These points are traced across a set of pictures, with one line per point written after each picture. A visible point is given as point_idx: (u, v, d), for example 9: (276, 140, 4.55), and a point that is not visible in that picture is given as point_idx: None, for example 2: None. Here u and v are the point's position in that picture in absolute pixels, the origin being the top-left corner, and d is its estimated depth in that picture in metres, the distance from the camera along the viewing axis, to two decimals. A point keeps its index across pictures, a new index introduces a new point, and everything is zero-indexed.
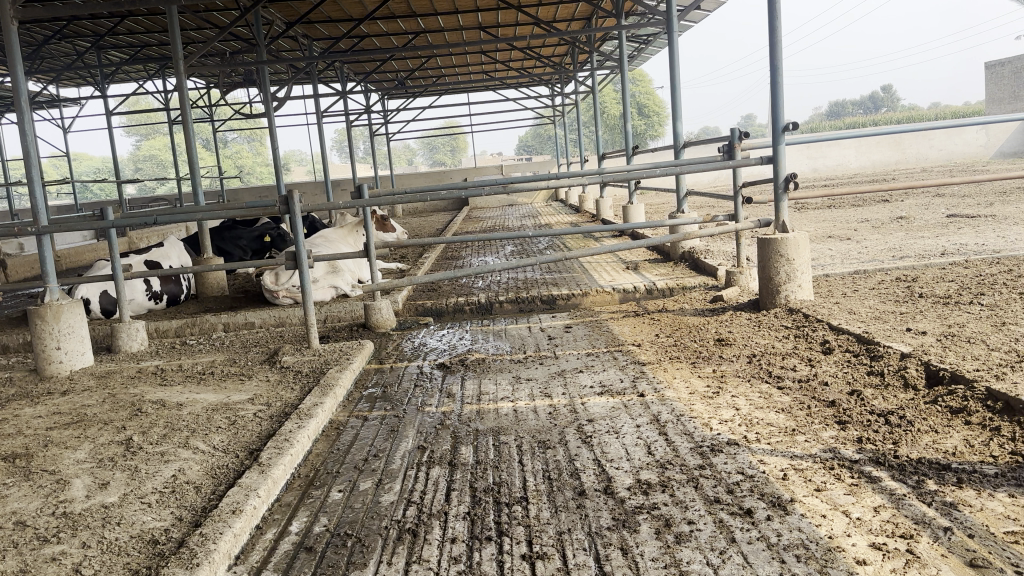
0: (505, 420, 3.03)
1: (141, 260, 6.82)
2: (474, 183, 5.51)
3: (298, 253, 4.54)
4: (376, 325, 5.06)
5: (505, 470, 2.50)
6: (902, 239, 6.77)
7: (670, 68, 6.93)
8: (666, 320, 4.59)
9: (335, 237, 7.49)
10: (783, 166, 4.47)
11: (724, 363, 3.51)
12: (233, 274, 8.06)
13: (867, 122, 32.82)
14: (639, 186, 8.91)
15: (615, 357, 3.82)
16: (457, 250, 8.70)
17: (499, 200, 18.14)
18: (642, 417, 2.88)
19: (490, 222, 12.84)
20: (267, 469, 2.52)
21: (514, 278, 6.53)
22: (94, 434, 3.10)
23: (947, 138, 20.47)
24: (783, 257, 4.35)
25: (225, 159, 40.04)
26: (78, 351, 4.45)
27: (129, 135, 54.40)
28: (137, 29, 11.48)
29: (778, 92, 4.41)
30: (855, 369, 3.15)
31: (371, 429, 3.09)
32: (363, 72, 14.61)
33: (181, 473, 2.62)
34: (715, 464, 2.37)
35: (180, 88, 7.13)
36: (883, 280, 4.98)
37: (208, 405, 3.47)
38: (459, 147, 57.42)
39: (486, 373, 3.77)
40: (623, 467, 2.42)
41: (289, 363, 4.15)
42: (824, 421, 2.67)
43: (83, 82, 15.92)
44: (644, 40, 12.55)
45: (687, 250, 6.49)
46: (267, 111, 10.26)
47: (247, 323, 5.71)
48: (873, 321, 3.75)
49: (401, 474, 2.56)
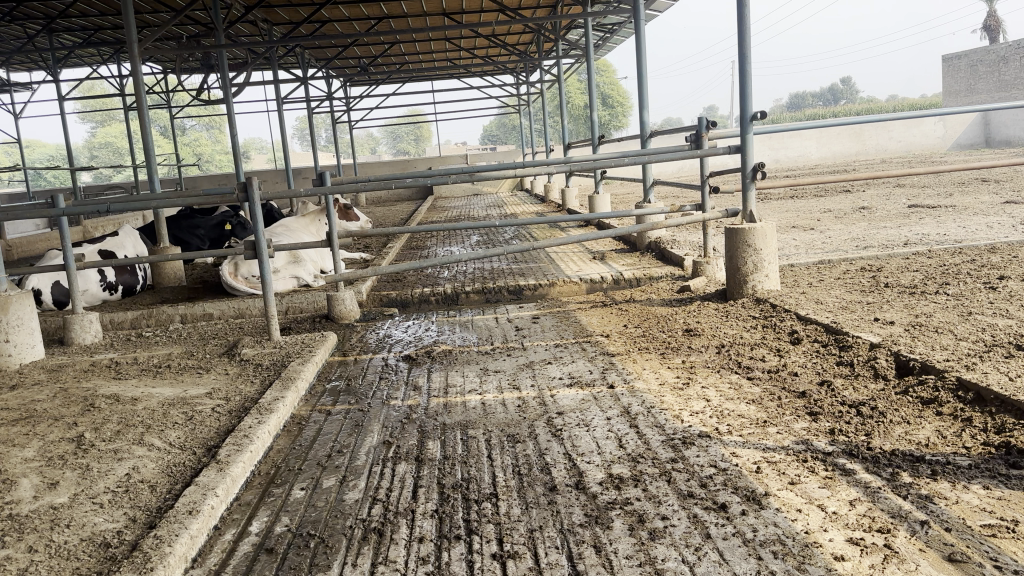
0: (473, 413, 2.96)
1: (95, 249, 6.61)
2: (440, 172, 5.41)
3: (257, 242, 4.41)
4: (340, 316, 4.95)
5: (474, 465, 2.43)
6: (865, 229, 6.83)
7: (637, 56, 6.89)
8: (634, 310, 4.55)
9: (296, 226, 7.34)
10: (751, 155, 4.44)
11: (693, 354, 3.48)
12: (192, 264, 7.88)
13: (828, 114, 33.26)
14: (605, 176, 8.88)
15: (583, 348, 3.78)
16: (422, 239, 8.59)
17: (463, 190, 18.02)
18: (612, 409, 2.83)
19: (455, 212, 12.73)
20: (226, 467, 2.43)
21: (480, 268, 6.45)
22: (43, 431, 2.96)
23: (906, 129, 20.84)
24: (750, 247, 4.33)
25: (184, 146, 39.28)
26: (28, 344, 4.29)
27: (83, 121, 53.11)
28: (90, 11, 11.15)
29: (746, 82, 4.38)
30: (825, 359, 3.13)
31: (334, 424, 3.00)
32: (325, 57, 14.38)
33: (135, 471, 2.51)
34: (688, 457, 2.33)
35: (135, 73, 6.90)
36: (848, 270, 5.00)
37: (164, 400, 3.34)
38: (423, 136, 57.04)
39: (452, 365, 3.69)
40: (595, 461, 2.37)
41: (249, 356, 4.03)
42: (795, 412, 2.64)
43: (34, 66, 15.45)
44: (609, 29, 12.51)
45: (654, 240, 6.48)
46: (226, 98, 10.01)
47: (206, 315, 5.56)
48: (841, 311, 3.75)
49: (366, 471, 2.48)
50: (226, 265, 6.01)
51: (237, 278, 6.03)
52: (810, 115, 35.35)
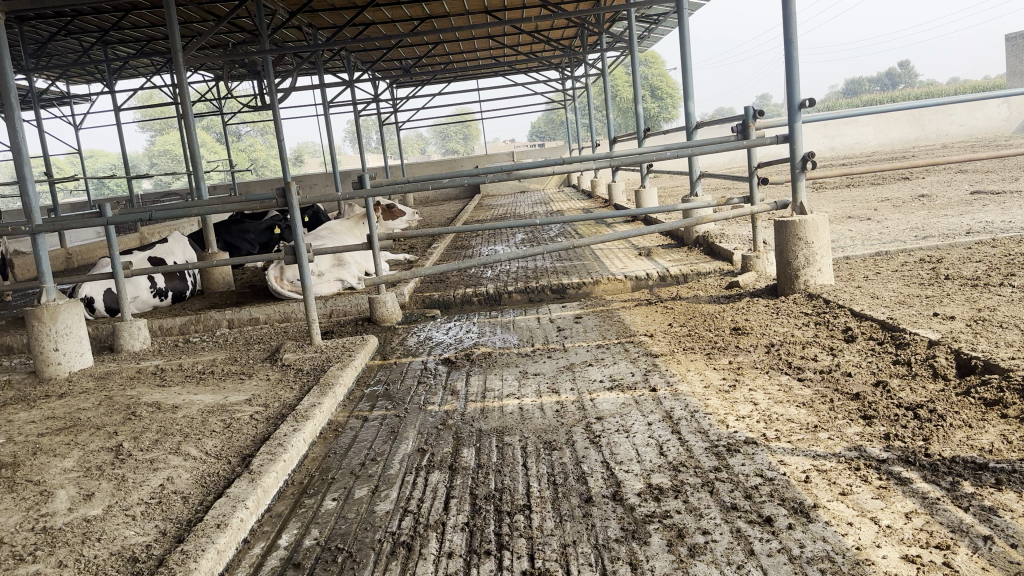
0: (510, 418, 2.89)
1: (145, 256, 6.71)
2: (480, 170, 5.33)
3: (297, 247, 4.40)
4: (381, 319, 4.93)
5: (508, 475, 2.35)
6: (924, 218, 6.55)
7: (680, 47, 6.72)
8: (680, 308, 4.42)
9: (341, 229, 7.35)
10: (800, 145, 4.26)
11: (741, 354, 3.34)
12: (241, 268, 7.97)
13: (886, 99, 32.27)
14: (652, 169, 8.71)
15: (626, 349, 3.67)
16: (467, 239, 8.55)
17: (510, 187, 17.97)
18: (654, 414, 2.73)
19: (501, 210, 12.67)
20: (258, 477, 2.39)
21: (523, 267, 6.38)
22: (85, 441, 2.98)
23: (968, 112, 20.07)
24: (801, 241, 4.16)
25: (238, 152, 40.11)
26: (77, 352, 4.35)
27: (144, 130, 54.63)
28: (142, 23, 11.39)
29: (793, 69, 4.21)
30: (880, 358, 2.97)
31: (370, 430, 2.96)
32: (370, 60, 14.47)
33: (169, 482, 2.50)
34: (732, 466, 2.22)
35: (180, 81, 6.99)
36: (906, 262, 4.78)
37: (203, 407, 3.34)
38: (471, 136, 57.16)
39: (491, 368, 3.62)
40: (634, 470, 2.27)
41: (291, 361, 4.02)
42: (847, 416, 2.50)
43: (91, 78, 15.89)
44: (654, 20, 12.30)
45: (702, 234, 6.32)
46: (272, 103, 10.10)
47: (252, 319, 5.59)
48: (898, 306, 3.57)
49: (399, 480, 2.42)
50: (272, 269, 6.04)
51: (282, 282, 6.05)
52: (867, 101, 34.37)
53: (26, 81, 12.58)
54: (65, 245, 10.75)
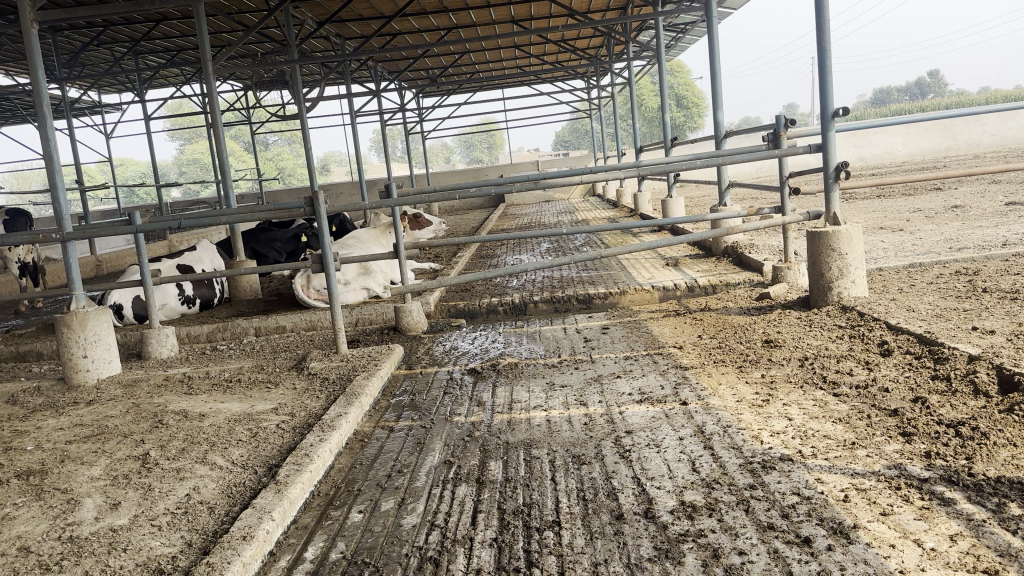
0: (538, 431, 2.84)
1: (174, 264, 6.76)
2: (507, 179, 5.30)
3: (324, 255, 4.40)
4: (407, 328, 4.91)
5: (537, 489, 2.31)
6: (958, 229, 6.43)
7: (710, 55, 6.66)
8: (710, 319, 4.35)
9: (367, 238, 7.35)
10: (833, 154, 4.20)
11: (773, 367, 3.28)
12: (267, 276, 8.01)
13: (914, 109, 31.86)
14: (679, 179, 8.64)
15: (655, 361, 3.61)
16: (493, 248, 8.53)
17: (535, 197, 17.95)
18: (685, 428, 2.67)
19: (526, 219, 12.65)
20: (284, 488, 2.37)
21: (549, 277, 6.34)
22: (112, 449, 2.99)
23: (1000, 122, 19.70)
24: (835, 252, 4.09)
25: (265, 161, 40.53)
26: (105, 360, 4.37)
27: (173, 139, 55.39)
28: (172, 33, 11.53)
29: (826, 77, 4.15)
30: (918, 373, 2.89)
31: (396, 441, 2.93)
32: (397, 70, 14.54)
33: (196, 492, 2.48)
34: (767, 484, 2.16)
35: (210, 91, 7.04)
36: (942, 274, 4.68)
37: (230, 416, 3.33)
38: (496, 145, 57.30)
39: (518, 379, 3.58)
40: (665, 486, 2.22)
41: (317, 370, 4.01)
42: (885, 433, 2.43)
43: (122, 88, 16.09)
44: (682, 29, 12.24)
45: (730, 245, 6.25)
46: (300, 112, 10.16)
47: (279, 327, 5.60)
48: (936, 319, 3.48)
49: (425, 493, 2.39)
50: (299, 277, 6.05)
51: (309, 290, 6.06)
52: (894, 110, 34.03)
53: (59, 91, 12.77)
54: (95, 252, 10.87)
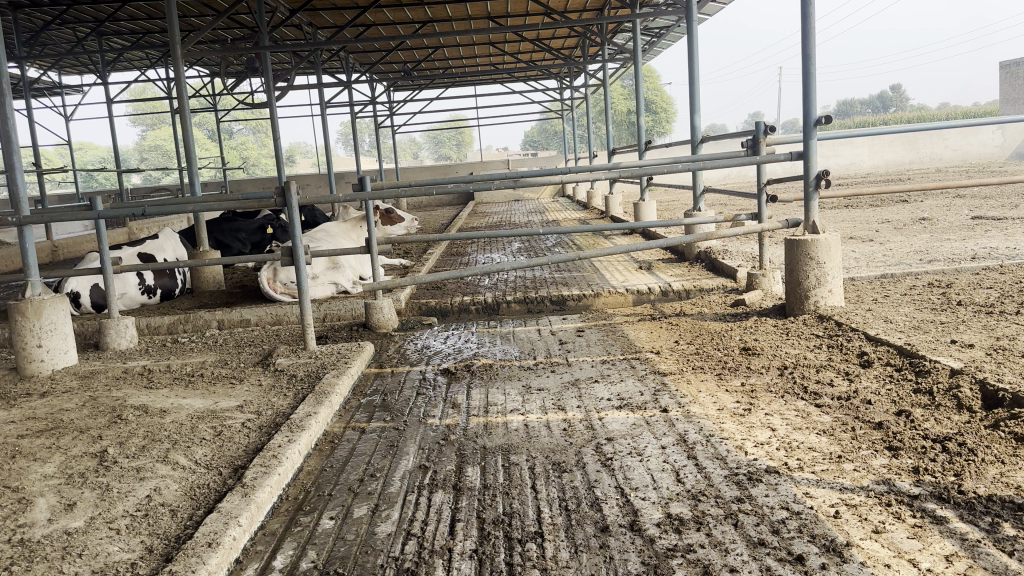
0: (515, 436, 2.76)
1: (135, 252, 6.54)
2: (484, 176, 5.20)
3: (294, 248, 4.25)
4: (377, 325, 4.80)
5: (517, 498, 2.23)
6: (926, 241, 6.49)
7: (688, 59, 6.64)
8: (685, 325, 4.31)
9: (336, 232, 7.20)
10: (815, 162, 4.17)
11: (753, 375, 3.24)
12: (231, 267, 7.82)
13: (878, 121, 32.44)
14: (652, 183, 8.61)
15: (632, 366, 3.55)
16: (463, 245, 8.44)
17: (505, 196, 17.88)
18: (667, 436, 2.61)
19: (497, 218, 12.57)
20: (251, 492, 2.26)
21: (522, 277, 6.26)
22: (67, 445, 2.84)
23: (962, 137, 20.16)
24: (813, 260, 4.07)
25: (229, 150, 39.93)
26: (61, 349, 4.19)
27: (134, 123, 54.32)
28: (139, 14, 11.23)
29: (810, 84, 4.13)
30: (900, 386, 2.87)
31: (368, 443, 2.83)
32: (369, 62, 14.36)
33: (157, 494, 2.36)
34: (755, 497, 2.11)
35: (177, 75, 6.83)
36: (915, 285, 4.70)
37: (192, 413, 3.19)
38: (465, 142, 57.11)
39: (493, 381, 3.50)
40: (651, 497, 2.15)
41: (284, 366, 3.89)
42: (872, 446, 2.39)
43: (85, 69, 15.67)
44: (657, 33, 12.25)
45: (704, 250, 6.24)
46: (269, 101, 9.93)
47: (243, 320, 5.44)
48: (914, 331, 3.47)
49: (400, 500, 2.29)
50: (265, 270, 5.89)
51: (275, 283, 5.90)
52: (858, 122, 34.62)
53: (17, 69, 12.36)
54: (52, 237, 10.54)
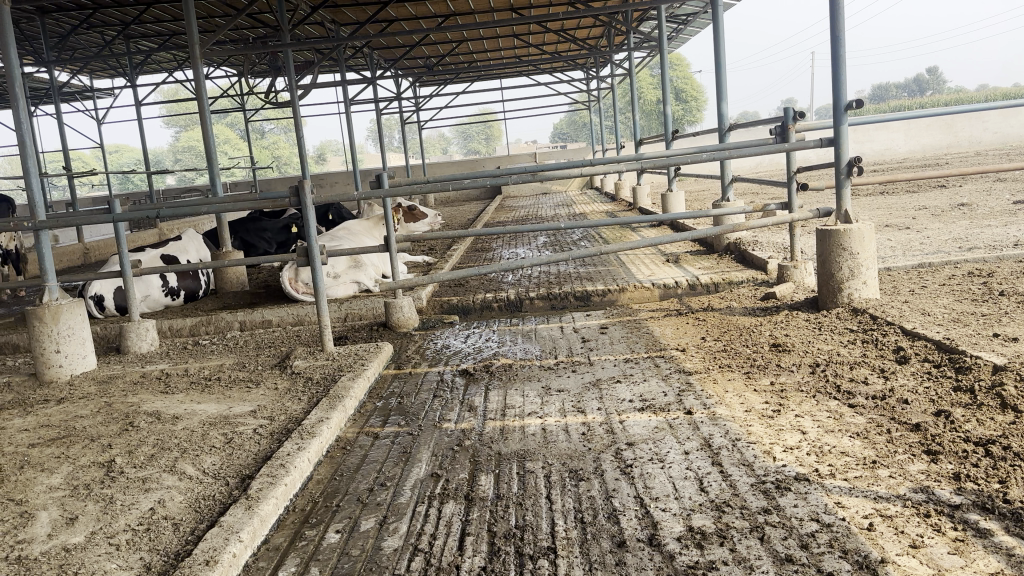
0: (532, 441, 2.65)
1: (157, 254, 6.54)
2: (504, 170, 5.08)
3: (309, 247, 4.18)
4: (398, 324, 4.72)
5: (531, 510, 2.12)
6: (966, 228, 6.25)
7: (714, 45, 6.46)
8: (713, 320, 4.16)
9: (359, 230, 7.14)
10: (846, 149, 4.00)
11: (783, 374, 3.09)
12: (256, 268, 7.81)
13: (913, 105, 31.70)
14: (680, 174, 8.42)
15: (656, 365, 3.42)
16: (488, 241, 8.33)
17: (532, 189, 17.77)
18: (691, 440, 2.49)
19: (523, 212, 12.44)
20: (255, 504, 2.18)
21: (546, 272, 6.14)
22: (76, 454, 2.79)
23: (1002, 119, 19.57)
24: (846, 251, 3.90)
25: (259, 149, 40.22)
26: (79, 355, 4.17)
27: (168, 125, 55.09)
28: (164, 16, 11.29)
29: (840, 67, 3.95)
30: (939, 384, 2.70)
31: (381, 450, 2.73)
32: (393, 57, 14.32)
33: (160, 506, 2.29)
34: (783, 508, 1.98)
35: (197, 76, 6.80)
36: (954, 275, 4.50)
37: (205, 419, 3.13)
38: (493, 137, 57.01)
39: (512, 382, 3.39)
40: (671, 509, 2.03)
41: (301, 369, 3.81)
42: (909, 450, 2.25)
43: (114, 72, 15.82)
44: (683, 19, 12.02)
45: (733, 242, 6.07)
46: (292, 99, 9.90)
47: (264, 322, 5.39)
48: (953, 324, 3.29)
49: (409, 512, 2.19)
50: (287, 270, 5.84)
51: (296, 283, 5.84)
52: (894, 106, 33.81)
53: (47, 74, 12.51)
54: (82, 240, 10.65)
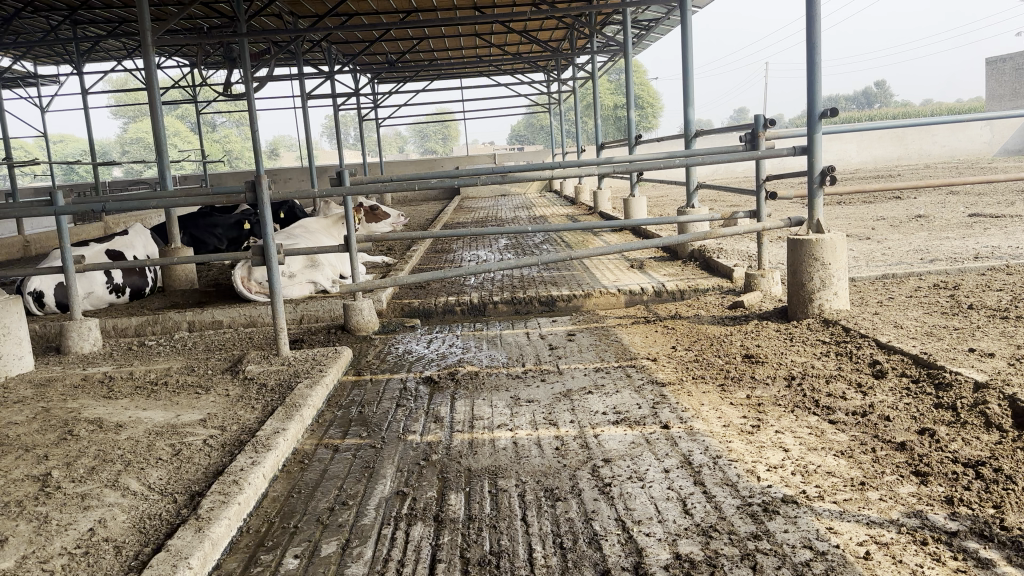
0: (503, 456, 2.51)
1: (102, 249, 6.24)
2: (470, 170, 4.93)
3: (266, 246, 3.98)
4: (357, 327, 4.54)
5: (507, 533, 1.98)
6: (927, 239, 6.30)
7: (682, 51, 6.41)
8: (683, 329, 4.08)
9: (316, 229, 6.93)
10: (819, 158, 3.96)
11: (759, 387, 3.01)
12: (207, 266, 7.53)
13: (863, 117, 32.38)
14: (642, 179, 8.37)
15: (628, 375, 3.31)
16: (448, 242, 8.17)
17: (491, 191, 17.65)
18: (670, 457, 2.38)
19: (482, 214, 12.33)
20: (206, 526, 2.01)
21: (509, 276, 6.02)
22: (8, 466, 2.57)
23: (950, 133, 20.09)
24: (818, 261, 3.85)
25: (211, 143, 39.34)
26: (15, 356, 3.91)
27: (116, 116, 53.60)
28: (114, 3, 10.90)
29: (815, 75, 3.91)
30: (919, 401, 2.64)
31: (341, 464, 2.57)
32: (352, 53, 14.08)
33: (101, 526, 2.10)
34: (773, 534, 1.87)
35: (148, 65, 6.50)
36: (920, 286, 4.49)
37: (151, 428, 2.92)
38: (451, 136, 56.76)
39: (479, 392, 3.25)
40: (656, 534, 1.91)
41: (254, 374, 3.62)
42: (896, 471, 2.17)
43: (59, 59, 15.26)
44: (647, 24, 11.99)
45: (697, 249, 6.03)
46: (247, 92, 9.60)
47: (215, 322, 5.17)
48: (929, 338, 3.25)
49: (374, 534, 2.04)
50: (239, 268, 5.62)
51: (249, 283, 5.62)
52: (848, 118, 34.49)
53: None
54: (22, 232, 10.20)
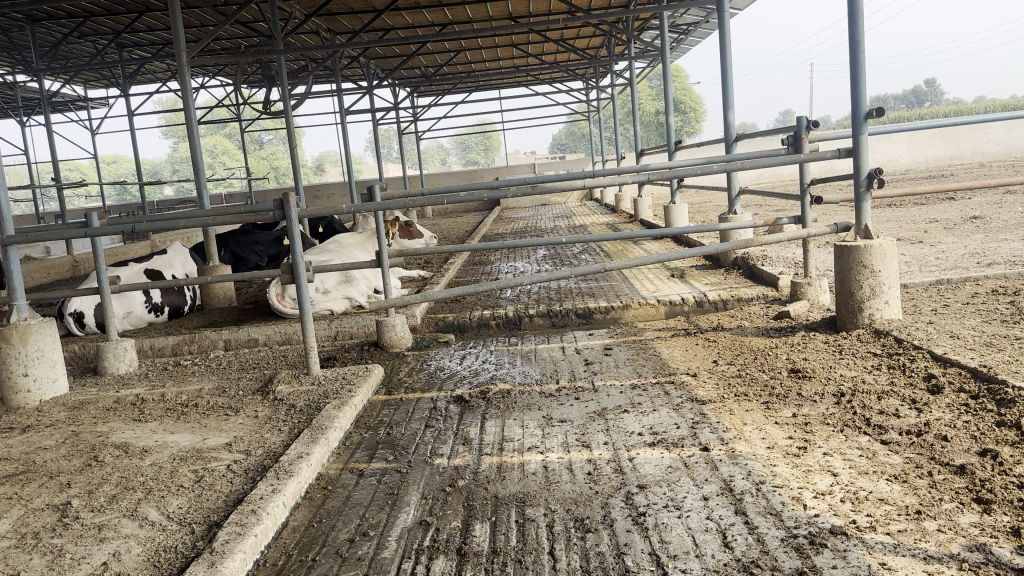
0: (533, 482, 2.39)
1: (141, 268, 6.30)
2: (503, 182, 4.84)
3: (295, 263, 3.92)
4: (390, 344, 4.46)
5: (532, 569, 1.86)
6: (983, 242, 6.02)
7: (720, 54, 6.24)
8: (725, 341, 3.91)
9: (352, 244, 6.90)
10: (866, 160, 3.77)
11: (806, 404, 2.84)
12: (246, 283, 7.55)
13: (913, 117, 31.52)
14: (683, 186, 8.18)
15: (667, 392, 3.16)
16: (485, 255, 8.08)
17: (531, 201, 17.57)
18: (710, 483, 2.23)
19: (521, 224, 12.24)
20: (219, 561, 1.92)
21: (546, 288, 5.90)
22: (30, 495, 2.53)
23: (1006, 130, 19.39)
24: (867, 269, 3.65)
25: (257, 160, 39.97)
26: (48, 379, 3.90)
27: (167, 135, 54.87)
28: (156, 25, 11.09)
29: (859, 73, 3.73)
30: (979, 419, 2.45)
31: (366, 491, 2.48)
32: (390, 67, 14.13)
33: (115, 560, 2.03)
34: (821, 570, 1.72)
35: (185, 85, 6.55)
36: (977, 292, 4.26)
37: (176, 453, 2.87)
38: (493, 147, 56.88)
39: (511, 411, 3.14)
40: (693, 570, 1.78)
41: (283, 395, 3.55)
42: (956, 498, 1.99)
43: (107, 82, 15.61)
44: (685, 29, 11.79)
45: (740, 257, 5.84)
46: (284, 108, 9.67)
47: (250, 340, 5.14)
48: (988, 349, 3.04)
49: (394, 569, 1.94)
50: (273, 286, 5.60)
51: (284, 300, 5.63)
52: (897, 117, 33.61)
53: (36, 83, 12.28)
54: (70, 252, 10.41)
